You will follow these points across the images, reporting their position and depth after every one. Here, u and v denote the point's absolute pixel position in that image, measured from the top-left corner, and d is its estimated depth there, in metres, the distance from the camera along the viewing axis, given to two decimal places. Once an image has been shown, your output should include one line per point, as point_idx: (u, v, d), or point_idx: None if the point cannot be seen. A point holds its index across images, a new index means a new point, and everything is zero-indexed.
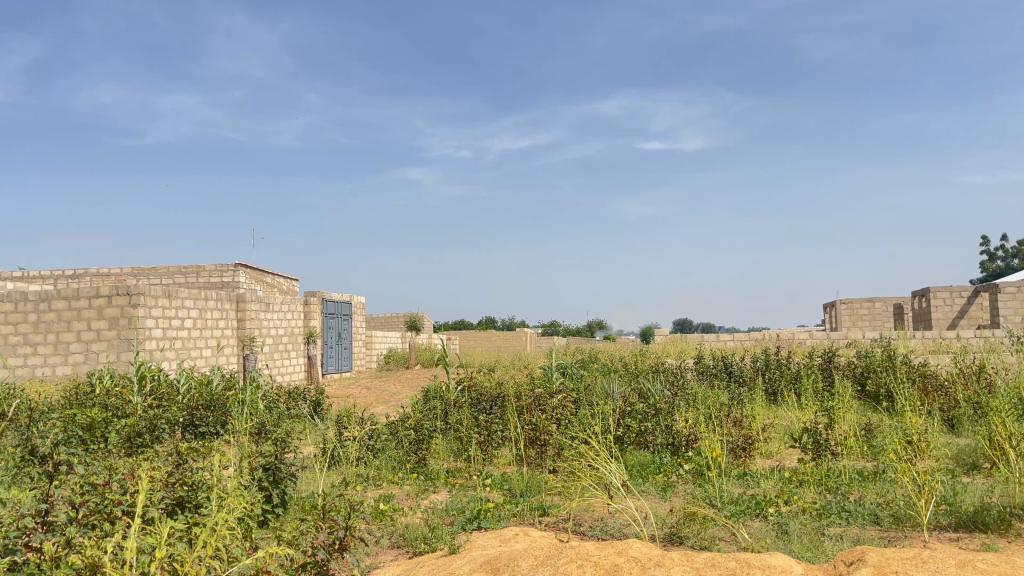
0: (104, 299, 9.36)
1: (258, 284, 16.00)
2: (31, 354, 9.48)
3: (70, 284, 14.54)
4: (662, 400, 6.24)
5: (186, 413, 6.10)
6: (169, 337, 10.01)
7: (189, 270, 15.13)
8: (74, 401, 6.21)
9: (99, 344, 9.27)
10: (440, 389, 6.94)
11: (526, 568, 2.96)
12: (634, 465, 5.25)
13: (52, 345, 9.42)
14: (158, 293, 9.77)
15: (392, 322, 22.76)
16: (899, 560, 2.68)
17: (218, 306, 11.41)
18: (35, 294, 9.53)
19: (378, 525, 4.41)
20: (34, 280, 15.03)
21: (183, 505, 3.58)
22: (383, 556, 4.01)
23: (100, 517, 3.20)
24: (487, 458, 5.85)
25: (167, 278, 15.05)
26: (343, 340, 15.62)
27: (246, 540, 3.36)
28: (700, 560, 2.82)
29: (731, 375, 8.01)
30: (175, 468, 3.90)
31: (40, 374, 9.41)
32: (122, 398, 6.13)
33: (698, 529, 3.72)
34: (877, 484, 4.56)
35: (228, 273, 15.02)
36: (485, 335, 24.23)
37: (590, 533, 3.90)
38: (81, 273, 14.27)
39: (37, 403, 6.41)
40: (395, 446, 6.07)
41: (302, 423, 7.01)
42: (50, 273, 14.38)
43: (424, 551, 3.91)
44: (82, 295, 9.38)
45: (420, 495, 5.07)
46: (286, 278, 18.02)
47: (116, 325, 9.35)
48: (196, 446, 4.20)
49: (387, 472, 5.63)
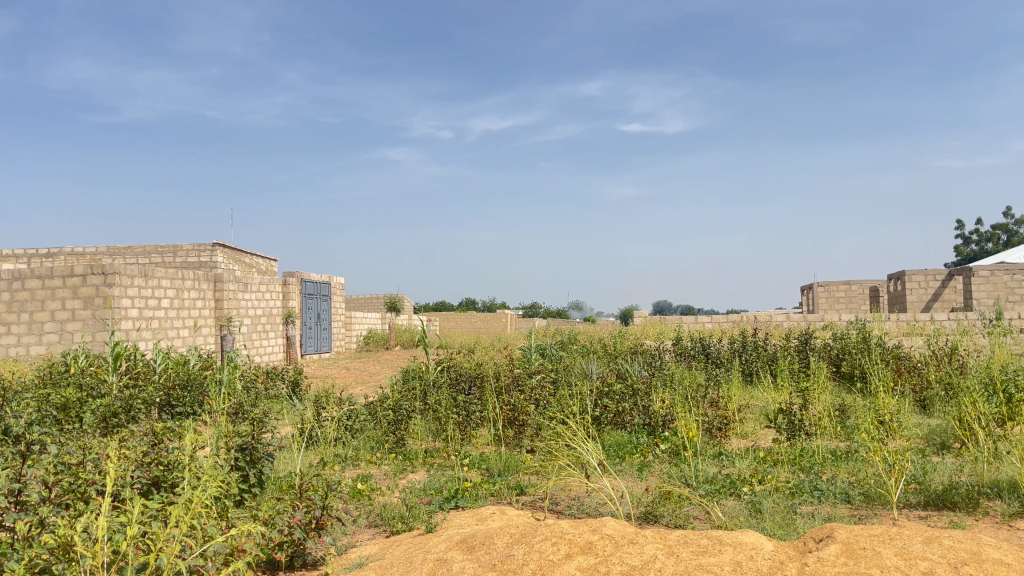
0: (79, 279, 9.24)
1: (236, 264, 15.93)
2: (4, 334, 9.35)
3: (44, 262, 14.39)
4: (639, 379, 6.29)
5: (162, 394, 6.07)
6: (146, 317, 9.92)
7: (166, 249, 15.03)
8: (49, 380, 6.17)
9: (74, 324, 9.18)
10: (419, 369, 6.93)
11: (501, 546, 2.98)
12: (611, 445, 5.29)
13: (26, 324, 9.30)
14: (135, 272, 9.66)
15: (372, 302, 22.75)
16: (867, 537, 2.73)
17: (196, 286, 11.31)
18: (8, 273, 9.40)
19: (355, 504, 4.41)
20: (6, 258, 14.85)
21: (159, 485, 3.57)
22: (361, 536, 4.02)
23: (73, 496, 3.19)
24: (465, 438, 5.85)
25: (144, 258, 14.91)
26: (323, 321, 15.56)
27: (222, 520, 3.37)
28: (674, 538, 2.85)
29: (708, 356, 8.09)
30: (151, 448, 3.87)
31: (13, 354, 9.28)
32: (98, 376, 6.08)
33: (672, 507, 3.75)
34: (850, 463, 4.63)
35: (206, 252, 14.94)
36: (464, 317, 24.32)
37: (566, 512, 3.94)
38: (55, 251, 14.13)
39: (11, 381, 6.37)
40: (374, 427, 6.08)
41: (280, 404, 6.99)
42: (25, 251, 14.18)
43: (400, 530, 3.94)
44: (56, 274, 9.26)
45: (398, 475, 5.09)
46: (265, 258, 17.94)
47: (93, 304, 9.25)
48: (172, 426, 4.17)
49: (365, 452, 5.63)
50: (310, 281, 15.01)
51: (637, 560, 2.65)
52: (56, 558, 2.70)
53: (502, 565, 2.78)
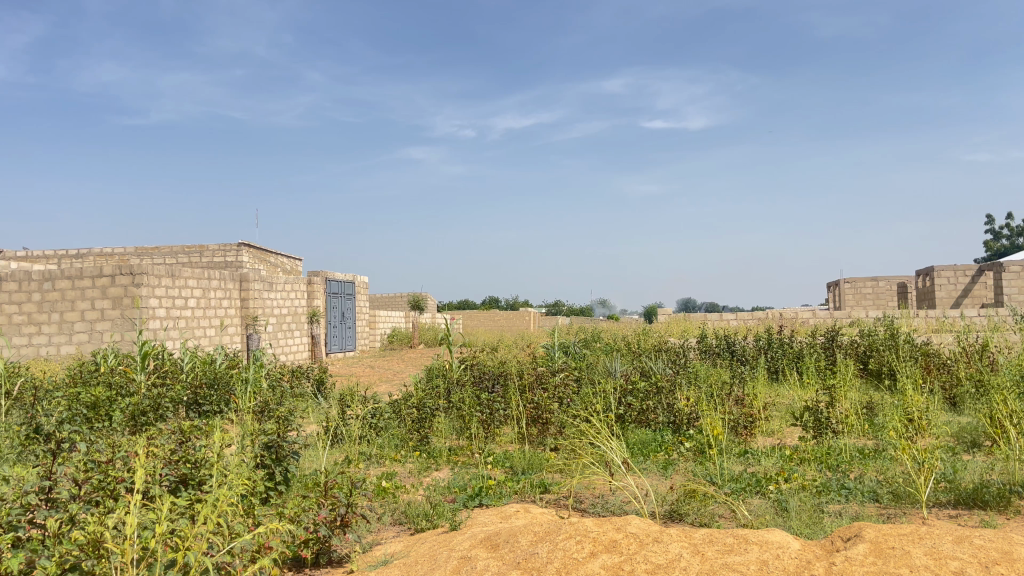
0: (108, 279, 9.38)
1: (261, 265, 16.10)
2: (36, 334, 9.51)
3: (74, 263, 14.62)
4: (664, 377, 6.25)
5: (189, 392, 6.15)
6: (173, 317, 10.05)
7: (194, 249, 15.20)
8: (79, 379, 6.27)
9: (104, 323, 9.32)
10: (443, 367, 6.95)
11: (525, 544, 2.98)
12: (635, 443, 5.26)
13: (57, 324, 9.45)
14: (162, 272, 9.77)
15: (396, 301, 22.86)
16: (896, 536, 2.69)
17: (222, 286, 11.43)
18: (39, 273, 9.55)
19: (380, 502, 4.44)
20: (38, 259, 15.10)
21: (186, 482, 3.62)
22: (385, 533, 4.04)
23: (102, 493, 3.25)
24: (489, 436, 5.86)
25: (171, 258, 15.09)
26: (347, 320, 15.66)
27: (248, 517, 3.41)
28: (699, 536, 2.83)
29: (734, 354, 8.03)
30: (178, 446, 3.92)
31: (44, 353, 9.44)
32: (126, 375, 6.16)
33: (698, 506, 3.73)
34: (877, 462, 4.57)
35: (232, 252, 15.09)
36: (487, 315, 24.37)
37: (590, 510, 3.93)
38: (85, 252, 14.34)
39: (42, 380, 6.48)
40: (399, 425, 6.11)
41: (305, 402, 7.04)
42: (55, 252, 14.42)
43: (424, 528, 3.96)
44: (86, 274, 9.40)
45: (422, 473, 5.11)
46: (290, 258, 18.09)
47: (122, 304, 9.37)
48: (199, 425, 4.23)
49: (389, 450, 5.66)
50: (334, 280, 15.11)
51: (661, 558, 2.64)
52: (85, 554, 2.75)
53: (526, 563, 2.78)
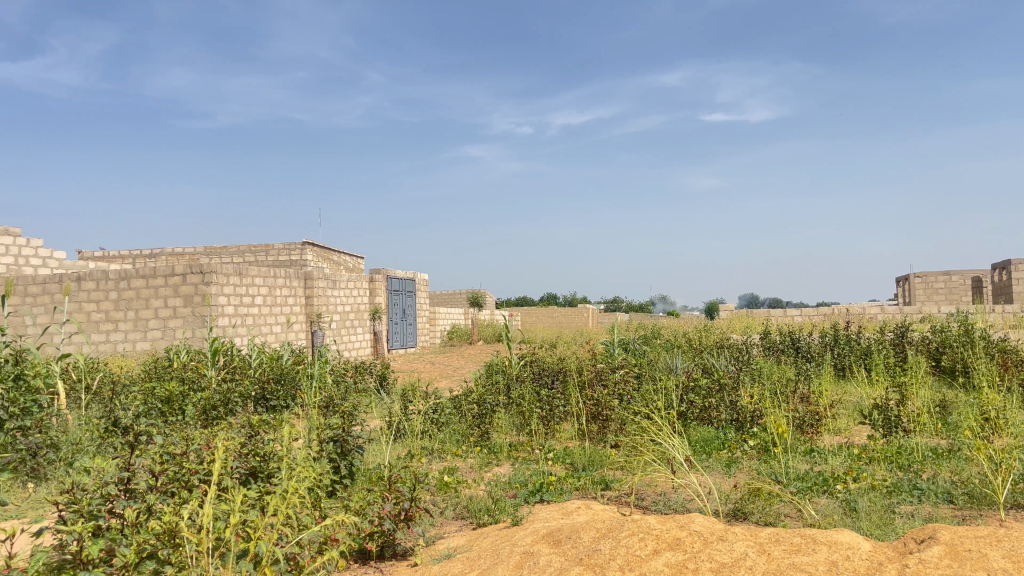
0: (179, 278, 9.70)
1: (324, 262, 16.43)
2: (113, 331, 9.90)
3: (147, 262, 15.16)
4: (726, 374, 6.16)
5: (257, 387, 6.32)
6: (241, 314, 10.34)
7: (259, 248, 15.60)
8: (154, 374, 6.51)
9: (176, 321, 9.64)
10: (503, 363, 6.99)
11: (588, 540, 2.98)
12: (697, 440, 5.20)
13: (132, 321, 9.83)
14: (230, 271, 10.06)
15: (455, 298, 23.07)
16: (973, 539, 2.60)
17: (287, 284, 11.70)
18: (116, 273, 9.93)
19: (442, 497, 4.49)
20: (114, 259, 15.72)
21: (256, 475, 3.74)
22: (448, 527, 4.10)
23: (178, 484, 3.38)
24: (549, 433, 5.87)
25: (238, 257, 15.52)
26: (408, 316, 15.87)
27: (316, 510, 3.50)
28: (765, 535, 2.79)
29: (798, 350, 7.86)
30: (248, 439, 4.05)
31: (121, 349, 9.83)
32: (197, 371, 6.37)
33: (763, 505, 3.67)
34: (952, 462, 4.42)
35: (296, 251, 15.43)
36: (546, 312, 24.38)
37: (652, 507, 3.91)
38: (157, 251, 14.86)
39: (120, 375, 6.75)
40: (459, 421, 6.17)
41: (368, 397, 7.16)
42: (129, 252, 14.98)
43: (487, 523, 3.99)
44: (159, 274, 9.75)
45: (483, 468, 5.16)
46: (352, 256, 18.42)
47: (193, 302, 9.69)
48: (267, 419, 4.35)
49: (451, 445, 5.71)
50: (394, 277, 15.31)
51: (726, 557, 2.61)
52: (162, 543, 2.87)
53: (589, 560, 2.78)
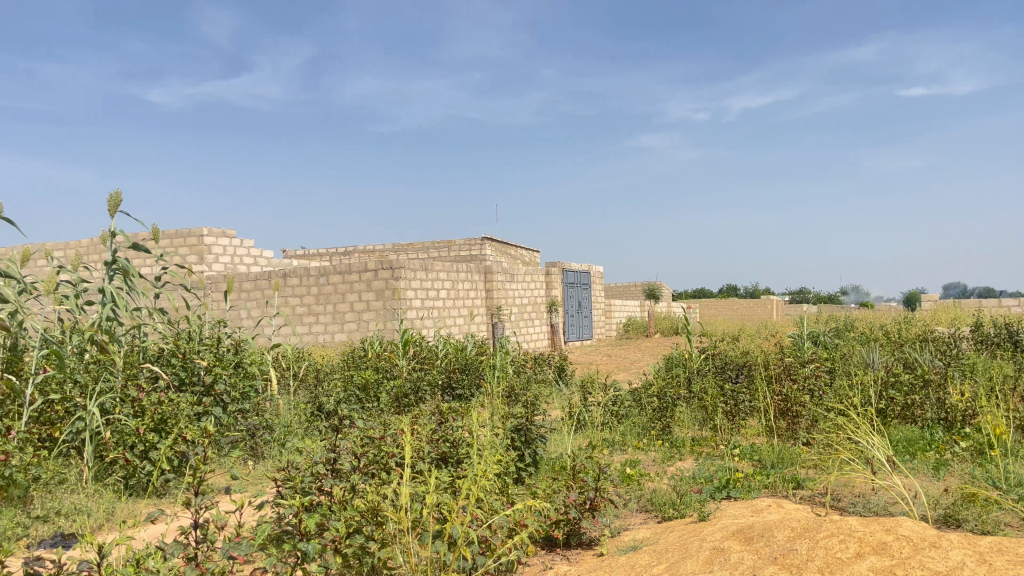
0: (371, 273, 10.34)
1: (503, 257, 16.88)
2: (314, 323, 10.73)
3: (342, 259, 16.29)
4: (932, 370, 5.69)
5: (444, 376, 6.62)
6: (427, 307, 10.85)
7: (442, 245, 16.29)
8: (352, 363, 6.99)
9: (369, 314, 10.29)
10: (684, 356, 6.86)
11: (782, 539, 2.87)
12: (899, 440, 4.85)
13: (331, 314, 10.60)
14: (416, 266, 10.58)
15: (631, 290, 22.91)
16: None
17: (468, 278, 12.14)
18: (316, 270, 10.75)
19: (625, 488, 4.49)
20: (313, 257, 17.04)
21: (447, 460, 3.93)
22: (633, 519, 4.09)
23: (378, 466, 3.63)
24: (734, 428, 5.69)
25: (423, 253, 16.31)
26: (584, 309, 15.97)
27: (504, 496, 3.63)
28: (985, 545, 2.57)
29: (1019, 345, 7.11)
30: (439, 425, 4.26)
31: (322, 340, 10.64)
32: (390, 360, 6.76)
33: (979, 512, 3.36)
34: None
35: (475, 246, 15.97)
36: (726, 304, 23.65)
37: (850, 509, 3.70)
38: (350, 249, 15.92)
39: (323, 364, 7.31)
40: (640, 414, 6.15)
41: (548, 388, 7.30)
42: (326, 251, 16.15)
43: (673, 517, 3.95)
44: (353, 270, 10.44)
45: (666, 462, 5.10)
46: (528, 250, 18.80)
47: (384, 296, 10.30)
48: (455, 407, 4.55)
49: (632, 438, 5.70)
50: (571, 270, 15.45)
51: (941, 566, 2.43)
52: (367, 519, 3.10)
53: (785, 560, 2.67)
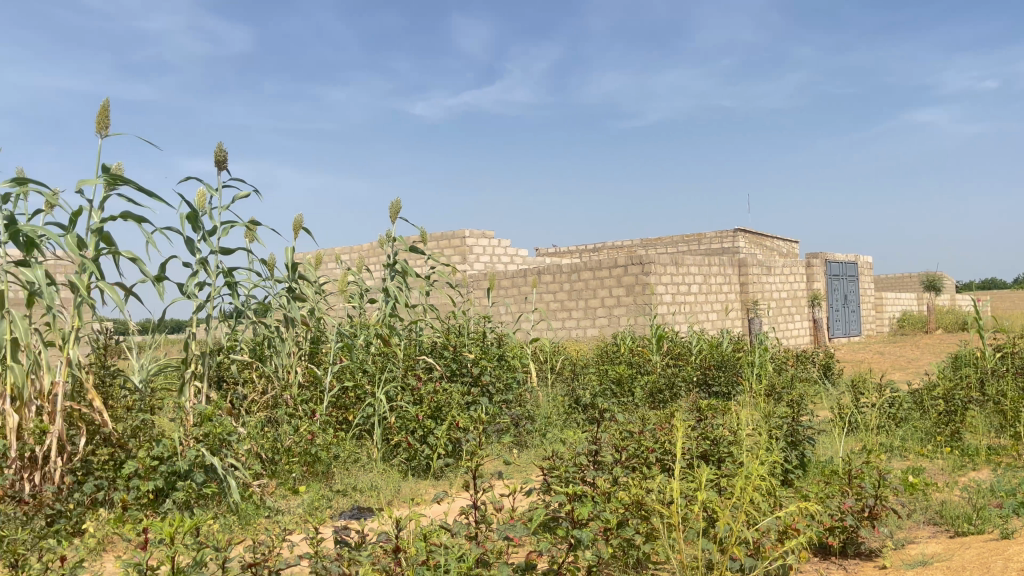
0: (622, 269, 10.44)
1: (757, 249, 16.21)
2: (567, 318, 11.06)
3: (592, 255, 16.61)
4: None
5: (700, 372, 6.51)
6: (679, 302, 10.72)
7: (692, 238, 16.01)
8: (607, 357, 7.09)
9: (620, 309, 10.39)
10: (976, 354, 6.13)
11: None
12: None
13: (583, 310, 10.85)
14: (667, 261, 10.49)
15: (904, 282, 20.91)
16: None
17: (722, 272, 11.80)
18: (568, 267, 11.07)
19: (908, 498, 4.11)
20: (565, 254, 17.56)
21: (709, 457, 3.87)
22: (919, 532, 3.74)
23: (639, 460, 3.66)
24: None
25: (673, 247, 16.15)
26: (850, 303, 14.85)
27: (773, 497, 3.50)
28: None
29: None
30: (699, 422, 4.20)
31: (575, 335, 10.93)
32: (645, 355, 6.77)
33: None
34: None
35: (727, 239, 15.50)
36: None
37: None
38: (600, 245, 16.18)
39: (579, 359, 7.51)
40: (922, 418, 5.60)
41: (814, 387, 6.90)
42: (578, 247, 16.56)
43: (969, 532, 3.55)
44: (604, 266, 10.62)
45: (956, 472, 4.60)
46: (785, 241, 17.88)
47: (635, 291, 10.33)
48: (716, 405, 4.46)
49: (914, 444, 5.21)
50: (834, 261, 14.44)
51: None
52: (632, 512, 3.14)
53: None
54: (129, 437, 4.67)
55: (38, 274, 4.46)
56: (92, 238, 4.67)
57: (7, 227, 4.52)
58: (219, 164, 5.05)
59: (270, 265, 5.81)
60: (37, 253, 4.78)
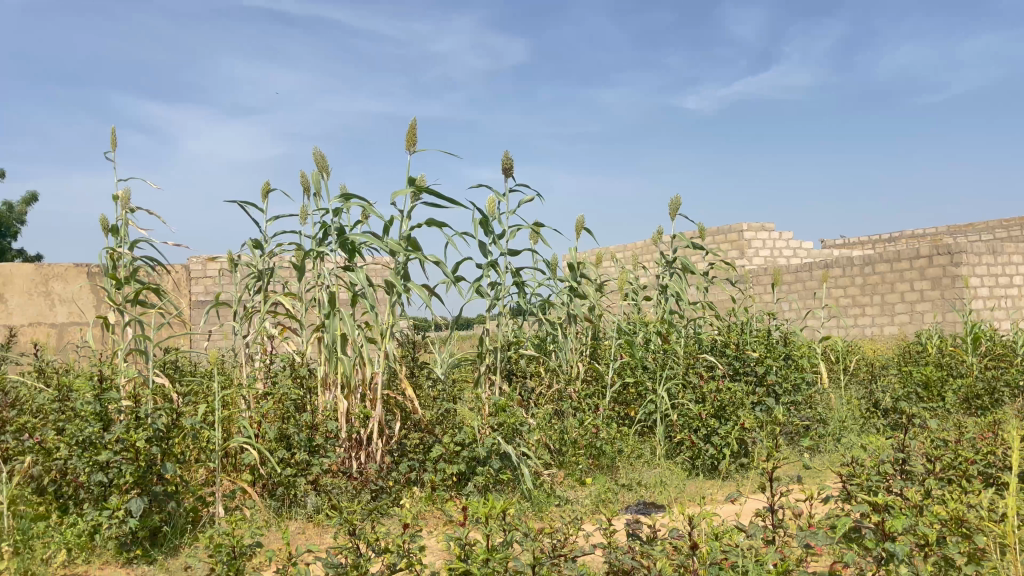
0: (925, 260, 9.55)
1: None
2: (861, 315, 10.36)
3: (889, 246, 15.24)
4: None
5: None
6: (999, 296, 9.45)
7: (1013, 223, 14.04)
8: (910, 357, 6.43)
9: (924, 304, 9.53)
10: None
11: None
12: None
13: (879, 306, 10.12)
14: (983, 249, 9.28)
15: None
16: None
17: None
18: (861, 259, 10.46)
19: None
20: (855, 247, 16.32)
21: None
22: None
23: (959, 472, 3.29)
24: None
25: (988, 234, 14.30)
26: None
27: None
28: None
29: None
30: None
31: (870, 333, 10.24)
32: (959, 356, 6.05)
33: None
34: None
35: None
36: None
37: None
38: (898, 236, 14.80)
39: (879, 359, 6.92)
40: None
41: None
42: (871, 238, 15.29)
43: None
44: (904, 258, 9.79)
45: None
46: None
47: (942, 284, 9.40)
48: None
49: None
50: None
51: None
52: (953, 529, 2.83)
53: None
54: (434, 424, 5.12)
55: (360, 277, 5.08)
56: (403, 244, 5.22)
57: (336, 236, 5.20)
58: (507, 172, 5.38)
59: (553, 264, 6.07)
60: (358, 258, 5.44)
